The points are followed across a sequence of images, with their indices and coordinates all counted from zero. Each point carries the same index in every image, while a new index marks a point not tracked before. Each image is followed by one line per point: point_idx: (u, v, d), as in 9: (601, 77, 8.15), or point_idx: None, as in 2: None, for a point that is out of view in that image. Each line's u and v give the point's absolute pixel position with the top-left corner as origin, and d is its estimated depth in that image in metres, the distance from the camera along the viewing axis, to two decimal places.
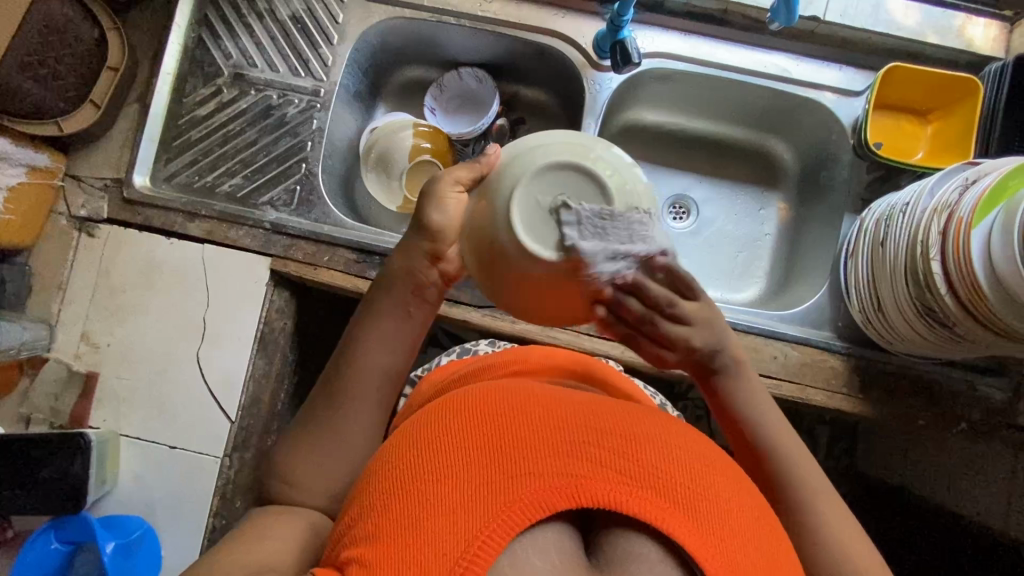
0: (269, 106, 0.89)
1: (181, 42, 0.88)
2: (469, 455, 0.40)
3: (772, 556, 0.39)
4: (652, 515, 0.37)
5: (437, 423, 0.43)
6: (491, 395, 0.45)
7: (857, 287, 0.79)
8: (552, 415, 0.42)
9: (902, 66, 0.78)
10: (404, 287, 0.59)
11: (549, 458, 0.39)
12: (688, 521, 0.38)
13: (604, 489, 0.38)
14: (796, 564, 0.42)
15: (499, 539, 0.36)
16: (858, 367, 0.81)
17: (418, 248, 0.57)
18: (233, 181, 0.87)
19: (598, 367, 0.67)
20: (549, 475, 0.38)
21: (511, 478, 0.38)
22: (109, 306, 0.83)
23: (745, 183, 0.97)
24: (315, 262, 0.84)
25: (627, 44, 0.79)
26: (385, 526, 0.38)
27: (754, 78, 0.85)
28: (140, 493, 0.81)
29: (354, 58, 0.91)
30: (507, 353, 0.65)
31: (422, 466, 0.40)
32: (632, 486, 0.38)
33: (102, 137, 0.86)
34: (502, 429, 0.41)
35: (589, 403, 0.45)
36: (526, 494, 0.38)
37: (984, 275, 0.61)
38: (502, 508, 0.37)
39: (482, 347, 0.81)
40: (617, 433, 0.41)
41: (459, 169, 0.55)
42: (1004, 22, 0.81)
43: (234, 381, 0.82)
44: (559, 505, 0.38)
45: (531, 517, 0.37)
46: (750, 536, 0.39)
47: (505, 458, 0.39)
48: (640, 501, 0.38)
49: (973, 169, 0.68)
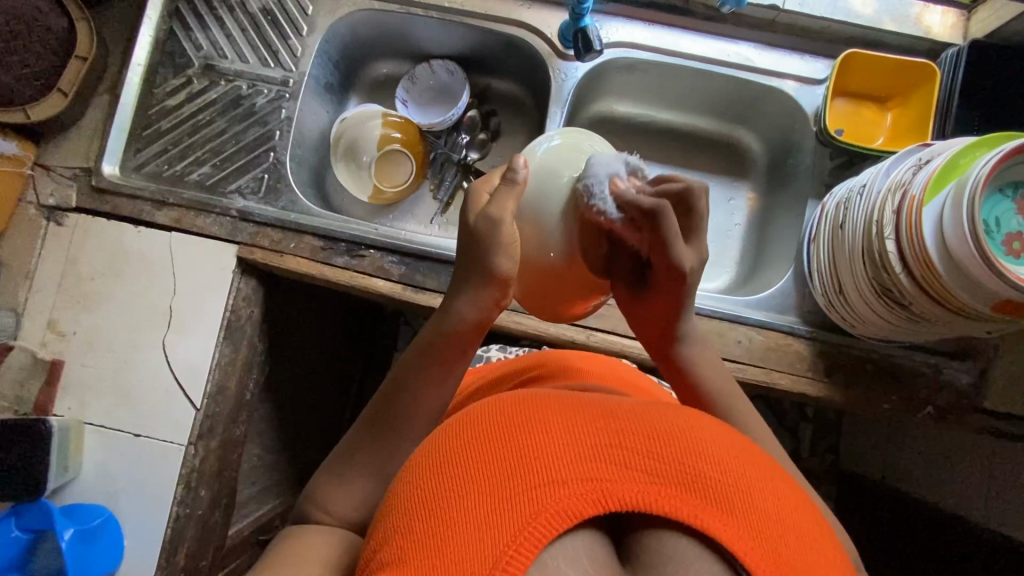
0: (238, 97, 0.90)
1: (152, 34, 0.89)
2: (490, 468, 0.37)
3: (814, 544, 0.36)
4: (686, 512, 0.35)
5: (453, 441, 0.41)
6: (508, 403, 0.42)
7: (819, 271, 0.79)
8: (574, 418, 0.40)
9: (858, 53, 0.80)
10: (467, 332, 0.58)
11: (571, 464, 0.36)
12: (725, 515, 0.35)
13: (630, 490, 0.36)
14: (843, 552, 0.39)
15: (530, 549, 0.34)
16: (824, 352, 0.81)
17: (488, 295, 0.57)
18: (202, 170, 0.88)
19: (626, 373, 0.68)
20: (572, 480, 0.36)
21: (533, 489, 0.35)
22: (76, 294, 0.83)
23: (714, 174, 0.98)
24: (280, 249, 0.84)
25: (589, 32, 0.80)
26: (410, 550, 0.35)
27: (718, 67, 0.86)
28: (104, 481, 0.80)
29: (324, 49, 0.92)
30: (529, 359, 0.67)
31: (442, 483, 0.37)
32: (661, 485, 0.36)
33: (71, 126, 0.87)
34: (520, 437, 0.38)
35: (608, 405, 0.42)
36: (553, 502, 0.35)
37: (936, 252, 0.62)
38: (529, 519, 0.34)
39: (493, 353, 0.85)
40: (643, 431, 0.38)
41: (502, 198, 0.55)
42: (961, 10, 0.82)
43: (199, 367, 0.82)
44: (587, 513, 0.35)
45: (559, 526, 0.35)
46: (791, 524, 0.36)
47: (526, 466, 0.36)
48: (670, 500, 0.35)
49: (925, 150, 0.68)
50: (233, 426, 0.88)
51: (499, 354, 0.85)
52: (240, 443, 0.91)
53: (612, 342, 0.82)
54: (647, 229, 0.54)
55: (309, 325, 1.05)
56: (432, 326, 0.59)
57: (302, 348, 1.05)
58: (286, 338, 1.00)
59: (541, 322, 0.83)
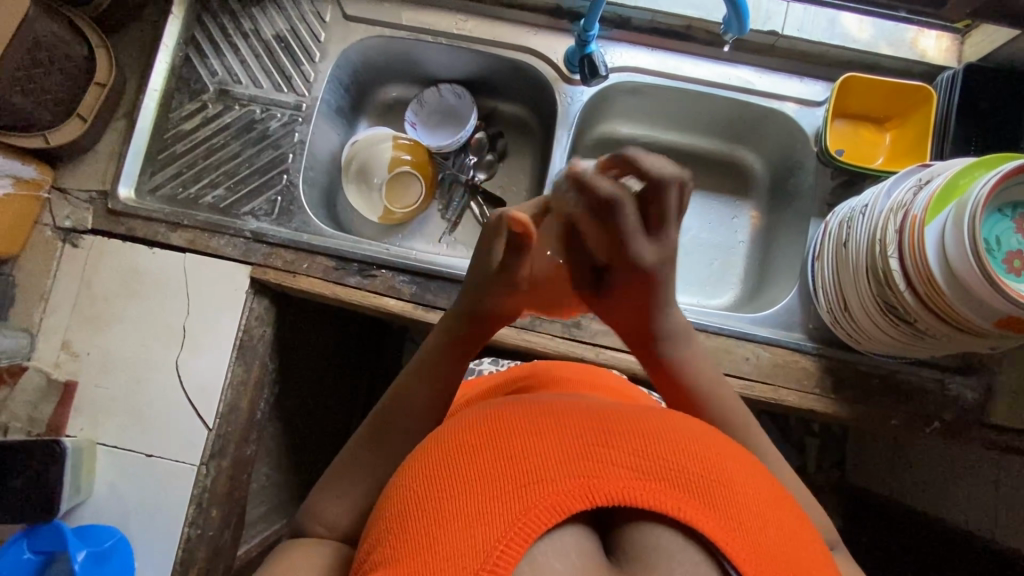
0: (252, 120, 0.92)
1: (168, 60, 0.92)
2: (480, 469, 0.38)
3: (793, 537, 0.38)
4: (670, 506, 0.36)
5: (445, 445, 0.42)
6: (500, 409, 0.43)
7: (825, 289, 0.80)
8: (562, 420, 0.41)
9: (856, 77, 0.82)
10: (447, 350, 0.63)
11: (560, 463, 0.37)
12: (706, 506, 0.36)
13: (616, 486, 0.37)
14: (823, 548, 0.40)
15: (519, 544, 0.34)
16: (830, 368, 0.82)
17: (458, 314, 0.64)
18: (216, 192, 0.89)
19: (608, 383, 0.68)
20: (560, 478, 0.37)
21: (522, 486, 0.36)
22: (91, 316, 0.84)
23: (716, 193, 1.00)
24: (293, 269, 0.85)
25: (595, 58, 0.82)
26: (403, 549, 0.36)
27: (719, 89, 0.88)
28: (116, 502, 0.80)
29: (336, 74, 0.94)
30: (520, 369, 0.70)
31: (436, 483, 0.38)
32: (645, 480, 0.37)
33: (88, 150, 0.89)
34: (509, 439, 0.40)
35: (594, 408, 0.44)
36: (541, 499, 0.36)
37: (939, 270, 0.63)
38: (519, 515, 0.35)
39: (485, 366, 0.85)
40: (628, 431, 0.40)
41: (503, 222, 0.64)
42: (955, 34, 0.85)
43: (212, 387, 0.83)
44: (574, 508, 0.36)
45: (547, 522, 0.35)
46: (769, 517, 0.37)
47: (515, 467, 0.38)
48: (655, 495, 0.36)
49: (925, 170, 0.70)
50: (245, 446, 0.88)
51: (491, 366, 0.85)
52: (251, 462, 0.91)
53: (621, 360, 0.83)
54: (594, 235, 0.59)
55: (318, 344, 1.06)
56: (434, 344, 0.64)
57: (311, 368, 1.06)
58: (295, 358, 1.01)
59: (550, 340, 0.84)
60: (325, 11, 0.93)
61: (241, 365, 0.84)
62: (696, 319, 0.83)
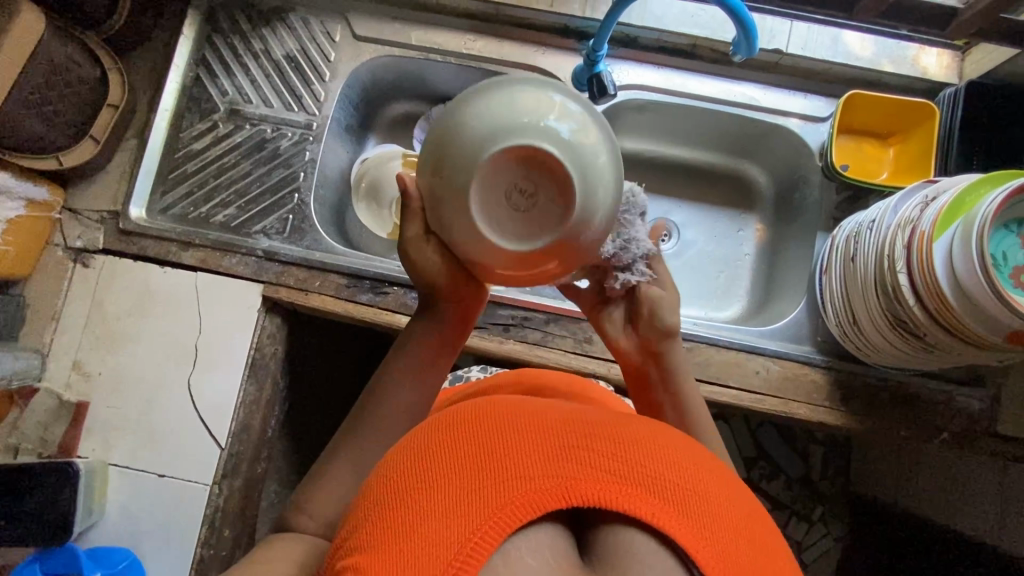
0: (263, 140, 0.92)
1: (179, 80, 0.92)
2: (459, 459, 0.39)
3: (765, 553, 0.38)
4: (645, 510, 0.37)
5: (425, 432, 0.42)
6: (480, 405, 0.44)
7: (832, 302, 0.81)
8: (544, 420, 0.41)
9: (862, 93, 0.83)
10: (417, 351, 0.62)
11: (540, 463, 0.38)
12: (680, 514, 0.37)
13: (594, 488, 0.37)
14: (792, 561, 0.41)
15: (493, 537, 0.35)
16: (838, 380, 0.83)
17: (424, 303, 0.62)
18: (227, 212, 0.90)
19: (589, 391, 0.69)
20: (540, 477, 0.37)
21: (500, 481, 0.37)
22: (102, 336, 0.84)
23: (722, 207, 1.01)
24: (306, 287, 0.86)
25: (604, 77, 0.83)
26: (378, 532, 0.36)
27: (725, 107, 0.90)
28: (129, 522, 0.80)
29: (345, 92, 0.95)
30: (505, 376, 0.70)
31: (415, 470, 0.39)
32: (622, 483, 0.37)
33: (98, 171, 0.89)
34: (491, 435, 0.40)
35: (574, 412, 0.44)
36: (519, 495, 0.36)
37: (947, 284, 0.64)
38: (496, 509, 0.36)
39: (473, 373, 0.83)
40: (609, 437, 0.40)
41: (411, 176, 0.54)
42: (955, 51, 0.87)
43: (226, 406, 0.83)
44: (550, 506, 0.37)
45: (522, 518, 0.36)
46: (742, 530, 0.38)
47: (495, 463, 0.38)
48: (630, 497, 0.37)
49: (932, 186, 0.71)
50: (256, 464, 0.88)
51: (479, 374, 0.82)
52: (261, 479, 0.91)
53: None
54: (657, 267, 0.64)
55: (326, 361, 1.07)
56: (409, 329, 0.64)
57: (318, 383, 1.06)
58: (303, 374, 1.01)
59: (562, 356, 0.84)
60: (334, 30, 0.94)
61: (253, 385, 0.84)
62: (707, 332, 0.83)
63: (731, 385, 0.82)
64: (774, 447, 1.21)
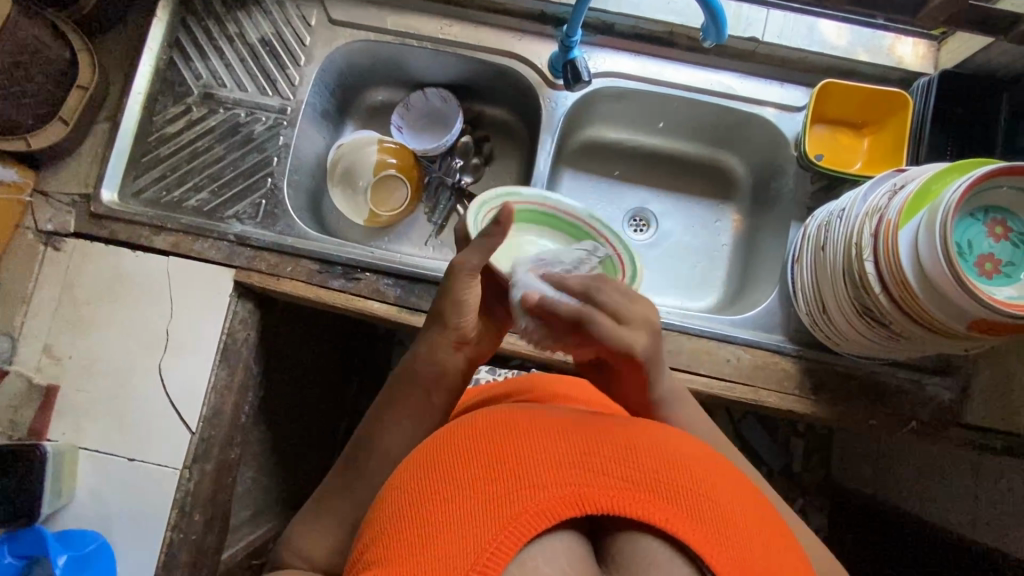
0: (237, 124, 0.92)
1: (152, 63, 0.91)
2: (473, 473, 0.39)
3: (782, 557, 0.38)
4: (659, 517, 0.37)
5: (440, 447, 0.43)
6: (493, 417, 0.44)
7: (803, 291, 0.81)
8: (556, 428, 0.42)
9: (835, 82, 0.83)
10: (425, 379, 0.64)
11: (551, 470, 0.38)
12: (695, 520, 0.37)
13: (607, 495, 0.37)
14: (810, 564, 0.41)
15: (509, 546, 0.35)
16: (809, 369, 0.83)
17: (442, 338, 0.65)
18: (200, 196, 0.89)
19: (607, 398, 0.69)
20: (553, 484, 0.37)
21: (513, 491, 0.37)
22: (74, 319, 0.84)
23: (699, 197, 1.01)
24: (277, 273, 0.85)
25: (578, 63, 0.83)
26: (394, 545, 0.37)
27: (702, 95, 0.89)
28: (97, 506, 0.80)
29: (321, 78, 0.95)
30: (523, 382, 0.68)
31: (430, 483, 0.40)
32: (634, 490, 0.38)
33: (70, 154, 0.88)
34: (502, 444, 0.40)
35: (584, 418, 0.44)
36: (532, 504, 0.37)
37: (911, 272, 0.65)
38: (509, 519, 0.36)
39: (482, 375, 0.90)
40: (620, 443, 0.41)
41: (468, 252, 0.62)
42: (931, 41, 0.86)
43: (196, 391, 0.83)
44: (564, 514, 0.37)
45: (538, 527, 0.36)
46: (759, 535, 0.38)
47: (507, 472, 0.38)
48: (643, 504, 0.37)
49: (901, 175, 0.71)
50: (228, 449, 0.88)
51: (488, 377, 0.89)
52: (234, 465, 0.90)
53: None
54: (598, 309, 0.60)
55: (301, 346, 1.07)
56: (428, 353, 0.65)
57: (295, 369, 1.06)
58: (279, 360, 1.01)
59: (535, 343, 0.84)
60: (310, 14, 0.93)
61: (224, 370, 0.84)
62: (678, 321, 0.84)
63: (702, 373, 0.82)
64: (753, 437, 1.22)
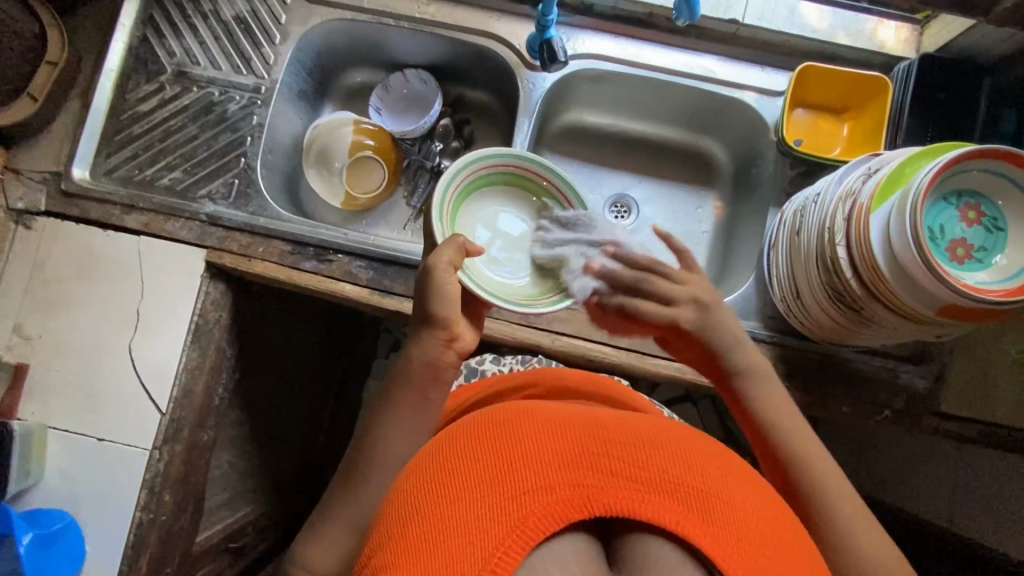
0: (210, 103, 0.91)
1: (126, 40, 0.90)
2: (481, 474, 0.39)
3: (790, 557, 0.38)
4: (669, 519, 0.36)
5: (449, 450, 0.43)
6: (502, 418, 0.44)
7: (779, 276, 0.81)
8: (564, 427, 0.41)
9: (814, 66, 0.82)
10: (421, 375, 0.63)
11: (559, 471, 0.38)
12: (704, 523, 0.36)
13: (615, 497, 0.37)
14: (817, 562, 0.41)
15: (518, 550, 0.35)
16: (783, 356, 0.83)
17: (432, 337, 0.64)
18: (172, 175, 0.88)
19: (610, 388, 0.73)
20: (562, 486, 0.37)
21: (522, 493, 0.37)
22: (44, 299, 0.83)
23: (681, 183, 1.00)
24: (249, 253, 0.84)
25: (553, 43, 0.82)
26: (402, 549, 0.37)
27: (682, 78, 0.88)
28: (66, 485, 0.80)
29: (297, 57, 0.93)
30: (513, 381, 0.72)
31: (438, 487, 0.39)
32: (644, 492, 0.37)
33: (41, 131, 0.87)
34: (512, 447, 0.40)
35: (592, 417, 0.44)
36: (541, 507, 0.36)
37: (881, 255, 0.64)
38: (517, 522, 0.36)
39: (488, 367, 0.84)
40: (628, 442, 0.40)
41: (443, 250, 0.63)
42: (914, 25, 0.85)
43: (166, 372, 0.82)
44: (573, 517, 0.36)
45: (546, 530, 0.36)
46: (768, 536, 0.38)
47: (516, 474, 0.38)
48: (652, 506, 0.37)
49: (874, 159, 0.70)
50: (200, 430, 0.88)
51: (493, 368, 0.83)
52: (206, 446, 0.90)
53: (577, 347, 0.83)
54: (648, 296, 0.67)
55: (279, 330, 1.07)
56: (422, 348, 0.64)
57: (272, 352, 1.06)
58: (256, 343, 1.01)
59: (508, 327, 0.84)
60: None
61: (195, 351, 0.84)
62: None
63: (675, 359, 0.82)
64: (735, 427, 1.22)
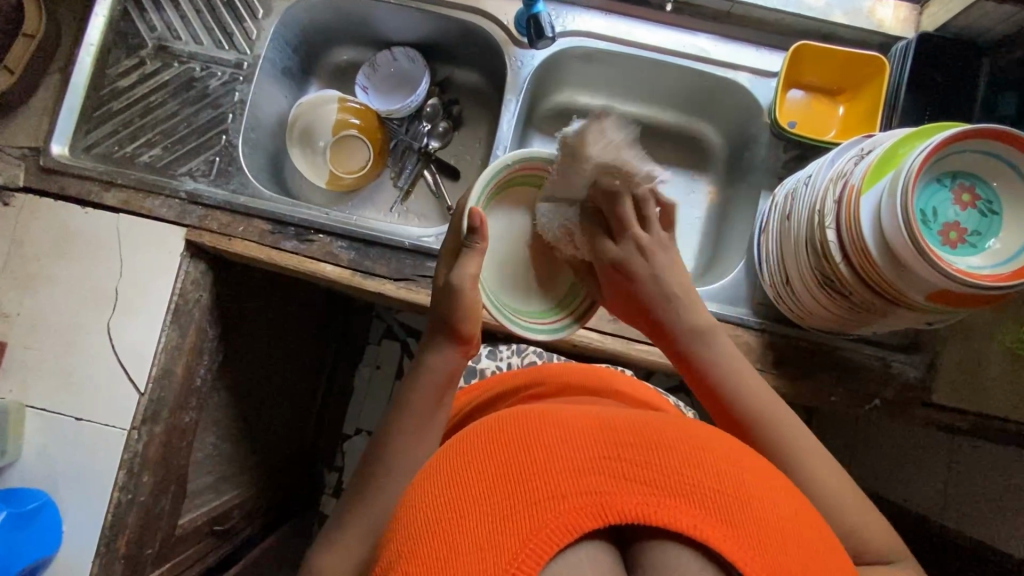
0: (191, 79, 0.89)
1: (106, 14, 0.89)
2: (487, 483, 0.37)
3: (815, 555, 0.36)
4: (686, 523, 0.35)
5: (451, 458, 0.40)
6: (506, 420, 0.42)
7: (768, 261, 0.79)
8: (571, 427, 0.39)
9: (809, 44, 0.80)
10: (433, 382, 0.63)
11: (569, 478, 0.36)
12: (724, 526, 0.35)
13: (630, 503, 0.35)
14: (841, 554, 0.39)
15: (531, 565, 0.33)
16: (772, 343, 0.81)
17: (449, 347, 0.64)
18: (153, 152, 0.87)
19: (618, 384, 0.71)
20: (574, 494, 0.35)
21: (531, 503, 0.35)
22: (20, 276, 0.82)
23: (675, 167, 0.98)
24: (229, 232, 0.83)
25: (541, 18, 0.81)
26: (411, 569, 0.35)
27: (674, 57, 0.86)
28: (44, 465, 0.79)
29: (281, 32, 0.91)
30: (518, 377, 0.71)
31: (442, 499, 0.37)
32: (659, 495, 0.36)
33: (20, 106, 0.85)
34: (519, 454, 0.38)
35: (600, 415, 0.42)
36: (552, 517, 0.34)
37: (870, 239, 0.62)
38: (528, 535, 0.34)
39: (486, 363, 0.83)
40: (638, 440, 0.38)
41: (469, 260, 0.63)
42: (913, 4, 0.83)
43: (144, 352, 0.81)
44: (587, 526, 0.35)
45: (561, 541, 0.34)
46: (790, 534, 0.36)
47: (525, 483, 0.36)
48: (668, 510, 0.35)
49: (868, 140, 0.68)
50: (181, 412, 0.87)
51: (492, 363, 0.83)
52: (187, 428, 0.89)
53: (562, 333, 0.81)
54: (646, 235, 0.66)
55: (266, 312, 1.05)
56: (439, 356, 0.64)
57: (259, 335, 1.05)
58: (242, 326, 0.99)
59: None
60: None
61: (175, 331, 0.82)
62: None
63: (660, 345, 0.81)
64: None
